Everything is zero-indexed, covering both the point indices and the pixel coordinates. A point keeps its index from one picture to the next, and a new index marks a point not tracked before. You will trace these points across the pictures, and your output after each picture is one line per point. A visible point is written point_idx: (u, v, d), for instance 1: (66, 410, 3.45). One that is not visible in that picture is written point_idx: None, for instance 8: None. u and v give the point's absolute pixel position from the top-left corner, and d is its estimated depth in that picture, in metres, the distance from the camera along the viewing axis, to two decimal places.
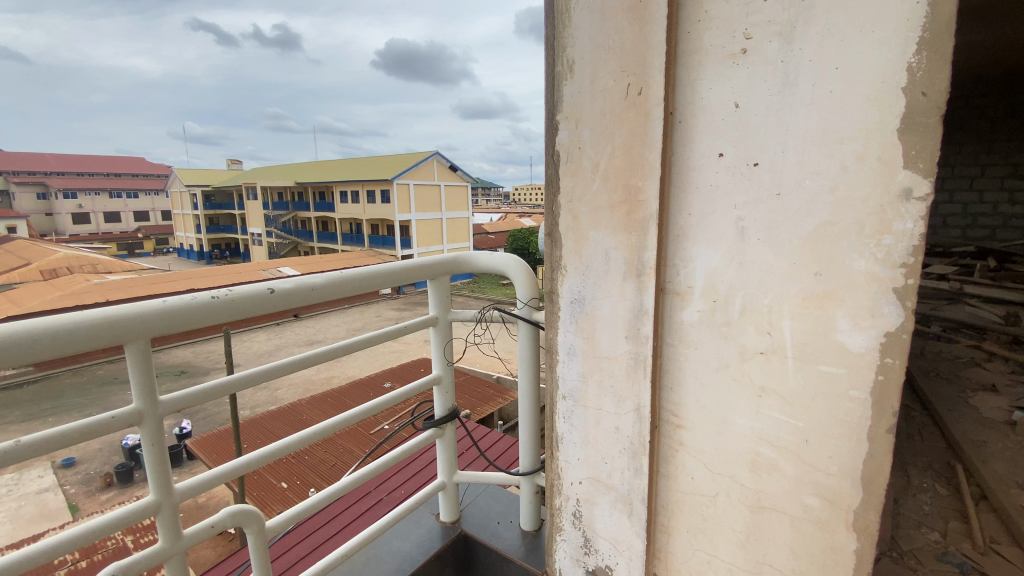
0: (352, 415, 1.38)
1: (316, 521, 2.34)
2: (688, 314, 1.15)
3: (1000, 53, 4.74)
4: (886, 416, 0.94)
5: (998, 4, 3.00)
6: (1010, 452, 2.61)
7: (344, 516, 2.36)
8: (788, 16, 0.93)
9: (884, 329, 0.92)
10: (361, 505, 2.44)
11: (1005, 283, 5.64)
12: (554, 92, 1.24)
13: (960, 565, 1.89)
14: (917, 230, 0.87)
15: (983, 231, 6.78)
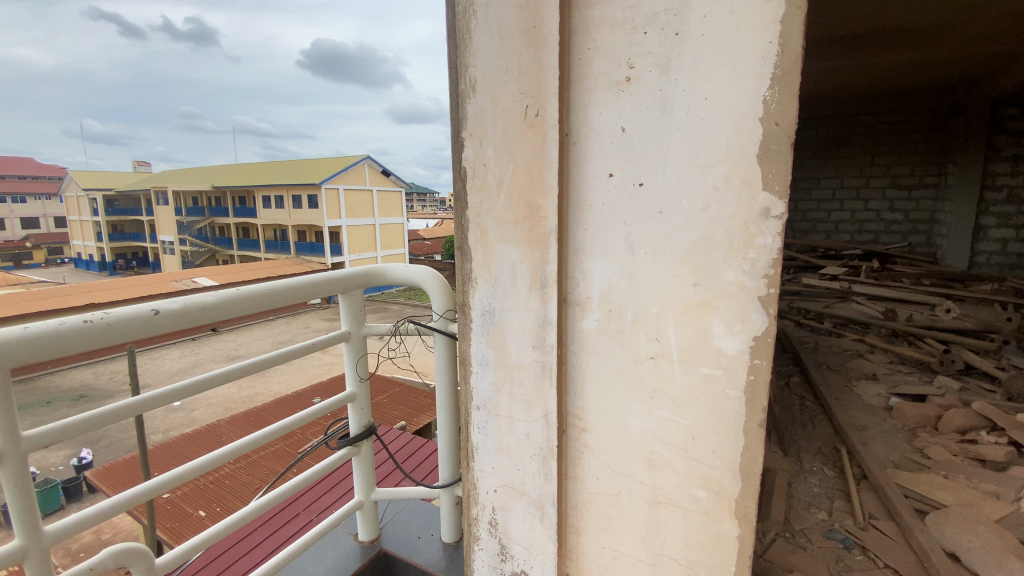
0: (253, 438, 1.31)
1: (237, 549, 2.15)
2: (588, 323, 1.21)
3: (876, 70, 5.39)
4: (757, 411, 1.04)
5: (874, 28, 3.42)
6: (885, 435, 2.95)
7: (270, 542, 2.20)
8: (664, 49, 1.01)
9: (751, 333, 1.02)
10: (288, 528, 2.31)
11: (886, 283, 6.38)
12: (458, 109, 1.27)
13: (843, 541, 2.08)
14: (774, 246, 0.98)
15: (868, 235, 7.90)
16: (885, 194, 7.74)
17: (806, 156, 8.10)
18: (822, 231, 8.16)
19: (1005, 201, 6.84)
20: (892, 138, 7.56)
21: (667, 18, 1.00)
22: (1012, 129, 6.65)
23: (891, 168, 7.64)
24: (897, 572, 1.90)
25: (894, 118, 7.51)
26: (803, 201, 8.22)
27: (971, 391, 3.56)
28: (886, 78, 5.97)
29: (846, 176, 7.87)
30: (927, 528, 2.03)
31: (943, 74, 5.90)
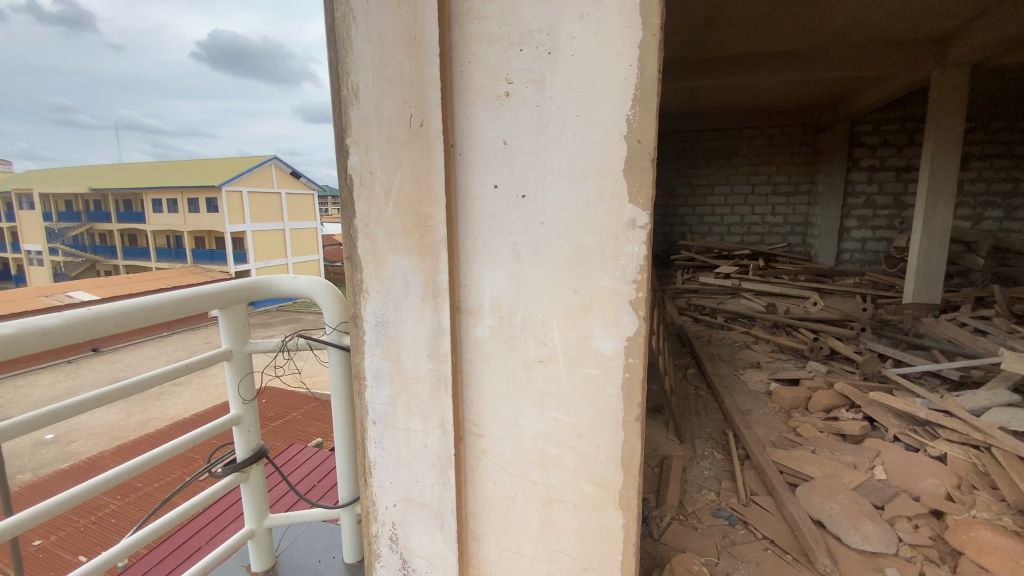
0: (99, 482, 1.12)
1: None
2: (480, 330, 1.23)
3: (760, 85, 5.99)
4: (633, 406, 1.12)
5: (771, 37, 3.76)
6: (767, 418, 3.27)
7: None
8: (538, 66, 1.05)
9: (625, 334, 1.09)
10: (186, 567, 2.06)
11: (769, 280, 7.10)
12: (341, 116, 1.23)
13: (729, 518, 2.23)
14: (641, 253, 1.06)
15: (755, 236, 8.78)
16: (768, 200, 8.64)
17: (701, 165, 8.89)
18: (717, 233, 8.99)
19: (863, 206, 7.90)
20: (771, 150, 8.49)
21: (540, 37, 1.04)
22: (866, 142, 7.69)
23: (772, 177, 8.57)
24: (774, 543, 2.04)
25: (772, 133, 8.45)
26: (699, 207, 9.01)
27: (835, 373, 4.04)
28: (766, 90, 6.63)
29: (735, 183, 8.73)
30: (797, 500, 2.20)
31: (811, 91, 6.67)
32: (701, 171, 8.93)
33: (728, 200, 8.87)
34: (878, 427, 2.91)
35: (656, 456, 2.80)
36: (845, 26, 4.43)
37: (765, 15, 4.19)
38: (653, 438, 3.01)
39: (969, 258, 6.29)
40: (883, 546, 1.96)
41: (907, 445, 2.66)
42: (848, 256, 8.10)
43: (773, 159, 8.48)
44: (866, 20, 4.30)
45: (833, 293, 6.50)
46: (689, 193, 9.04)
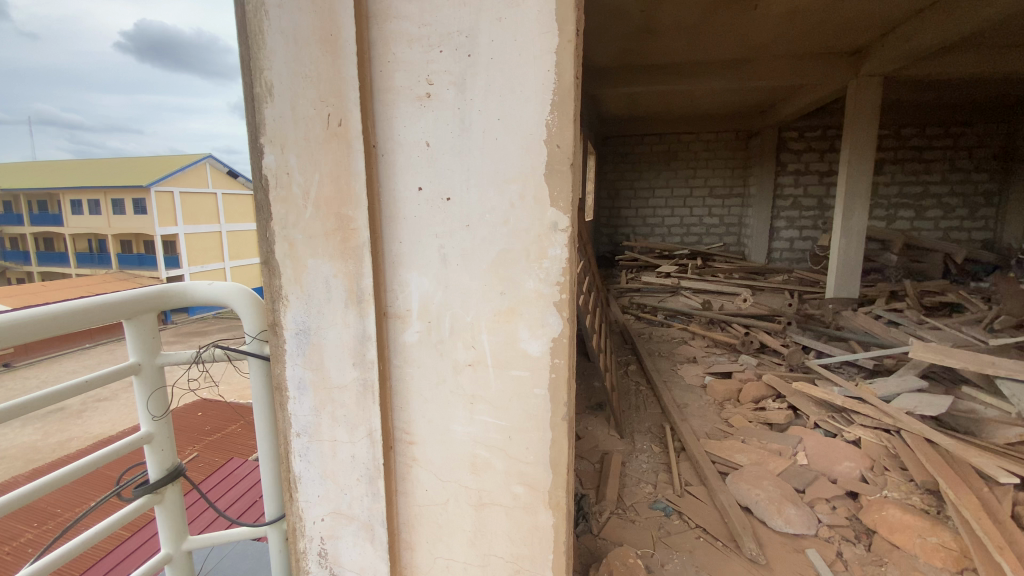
0: None
1: None
2: (408, 336, 1.20)
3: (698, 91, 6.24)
4: (560, 406, 1.13)
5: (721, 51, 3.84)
6: (702, 410, 3.41)
7: None
8: (458, 68, 1.04)
9: (551, 335, 1.10)
10: None
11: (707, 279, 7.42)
12: (255, 114, 1.17)
13: (664, 509, 2.28)
14: (564, 255, 1.07)
15: (694, 237, 9.18)
16: (705, 202, 9.05)
17: (643, 168, 9.19)
18: (659, 234, 9.32)
19: (791, 207, 8.42)
20: (707, 155, 8.90)
21: (460, 39, 1.03)
22: (793, 148, 8.22)
23: (709, 180, 8.97)
24: (706, 530, 2.11)
25: (708, 139, 8.87)
26: (643, 208, 9.31)
27: (766, 365, 4.26)
28: (702, 97, 6.93)
29: (675, 186, 9.10)
30: (727, 488, 2.28)
31: (743, 98, 7.03)
32: (644, 174, 9.23)
33: (668, 202, 9.22)
34: (801, 415, 3.07)
35: (597, 452, 2.85)
36: (770, 38, 4.71)
37: (697, 26, 4.39)
38: (594, 435, 3.06)
39: (884, 256, 6.86)
40: (804, 528, 2.02)
41: (827, 431, 2.81)
42: (778, 255, 8.60)
43: (710, 163, 8.89)
44: (788, 33, 4.58)
45: (764, 290, 6.88)
46: (632, 195, 9.31)
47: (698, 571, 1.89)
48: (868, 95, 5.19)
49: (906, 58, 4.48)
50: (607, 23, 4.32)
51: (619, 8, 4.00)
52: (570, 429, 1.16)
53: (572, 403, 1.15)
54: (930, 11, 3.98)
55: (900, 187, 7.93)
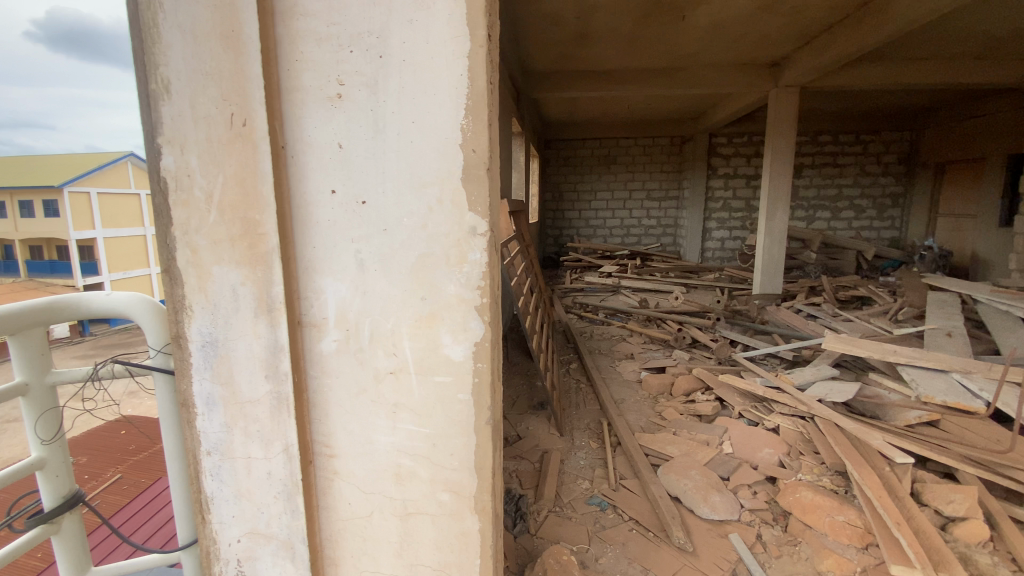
0: None
1: None
2: (325, 345, 1.16)
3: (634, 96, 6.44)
4: (483, 411, 1.12)
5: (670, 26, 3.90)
6: (637, 405, 3.53)
7: None
8: (370, 69, 1.02)
9: (472, 340, 1.10)
10: None
11: (646, 278, 7.68)
12: (148, 111, 1.09)
13: (600, 504, 2.32)
14: (483, 260, 1.07)
15: (633, 238, 9.50)
16: (644, 204, 9.38)
17: (585, 171, 9.41)
18: (601, 235, 9.56)
19: (721, 209, 8.89)
20: (644, 159, 9.24)
21: (370, 40, 1.01)
22: (723, 153, 8.70)
23: (647, 183, 9.31)
24: (638, 522, 2.17)
25: (645, 144, 9.21)
26: (585, 210, 9.52)
27: (697, 359, 4.47)
28: (638, 102, 7.17)
29: (614, 188, 9.39)
30: (659, 480, 2.36)
31: (676, 105, 7.34)
32: (586, 177, 9.44)
33: (609, 204, 9.48)
34: (726, 406, 3.25)
35: (537, 452, 2.84)
36: (698, 48, 4.94)
37: (630, 34, 4.54)
38: (535, 435, 3.05)
39: (804, 254, 7.36)
40: (728, 513, 2.13)
41: (750, 420, 3.00)
42: (711, 254, 9.06)
43: (647, 167, 9.23)
44: (713, 44, 4.82)
45: (697, 287, 7.21)
46: (574, 197, 9.51)
47: (630, 563, 1.94)
48: (787, 103, 5.54)
49: (819, 70, 4.83)
50: (543, 29, 4.39)
51: (555, 14, 4.07)
52: (494, 433, 1.16)
53: (495, 407, 1.15)
54: (836, 27, 4.32)
55: (818, 190, 8.57)
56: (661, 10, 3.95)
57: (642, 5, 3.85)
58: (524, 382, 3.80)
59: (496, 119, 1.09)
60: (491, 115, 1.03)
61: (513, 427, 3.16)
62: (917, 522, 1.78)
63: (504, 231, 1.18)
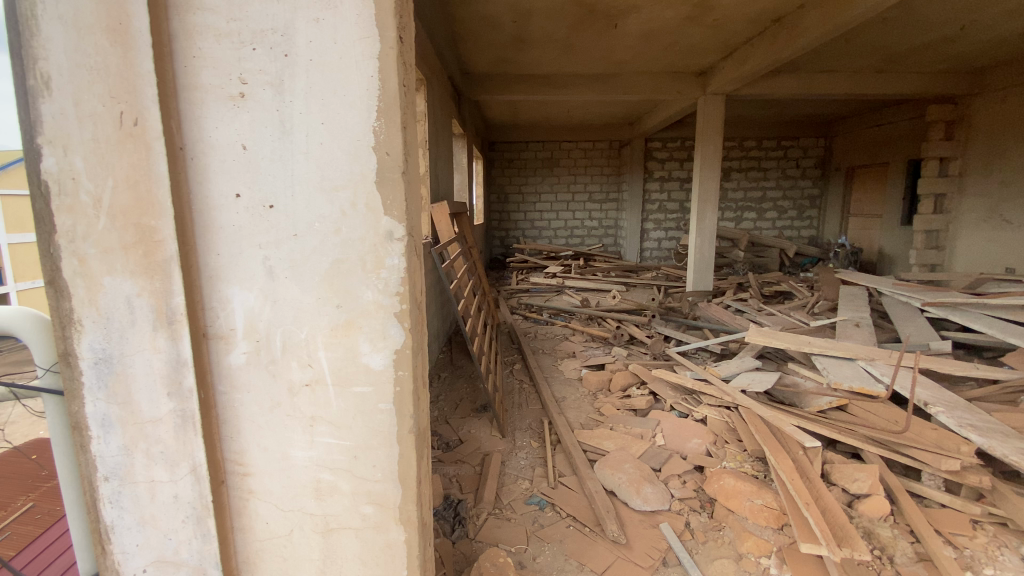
0: None
1: None
2: (235, 358, 1.10)
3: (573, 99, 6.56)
4: (405, 419, 1.10)
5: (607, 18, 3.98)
6: (578, 402, 3.59)
7: None
8: (274, 68, 0.98)
9: (393, 348, 1.08)
10: None
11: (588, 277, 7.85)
12: (22, 108, 0.98)
13: (539, 503, 2.35)
14: (400, 265, 1.05)
15: (576, 239, 9.70)
16: (586, 206, 9.60)
17: (529, 173, 9.50)
18: (546, 236, 9.69)
19: (657, 211, 9.25)
20: (585, 162, 9.45)
21: (275, 38, 0.97)
22: (658, 157, 9.07)
23: (588, 185, 9.52)
24: (575, 518, 2.22)
25: (585, 147, 9.42)
26: (530, 212, 9.61)
27: (634, 355, 4.62)
28: (577, 107, 7.33)
29: (557, 190, 9.54)
30: (595, 475, 2.42)
31: (613, 110, 7.57)
32: (529, 179, 9.53)
33: (552, 205, 9.62)
34: (660, 400, 3.38)
35: (478, 455, 2.79)
36: (631, 55, 5.11)
37: (566, 40, 4.62)
38: (477, 437, 2.99)
39: (733, 252, 7.78)
40: (659, 504, 2.21)
41: (681, 412, 3.13)
42: (649, 253, 9.40)
43: (588, 169, 9.45)
44: (645, 52, 5.00)
45: (636, 286, 7.45)
46: (519, 199, 9.57)
47: (567, 560, 1.98)
48: (715, 110, 5.83)
49: (741, 80, 5.12)
50: (481, 31, 4.39)
51: (492, 17, 4.07)
52: (419, 440, 1.14)
53: (418, 415, 1.13)
54: (755, 41, 4.60)
55: (745, 192, 9.11)
56: (594, 17, 4.05)
57: (577, 12, 3.94)
58: (467, 384, 3.76)
59: (413, 123, 1.07)
60: (406, 118, 1.02)
61: (454, 430, 3.07)
62: (825, 502, 1.90)
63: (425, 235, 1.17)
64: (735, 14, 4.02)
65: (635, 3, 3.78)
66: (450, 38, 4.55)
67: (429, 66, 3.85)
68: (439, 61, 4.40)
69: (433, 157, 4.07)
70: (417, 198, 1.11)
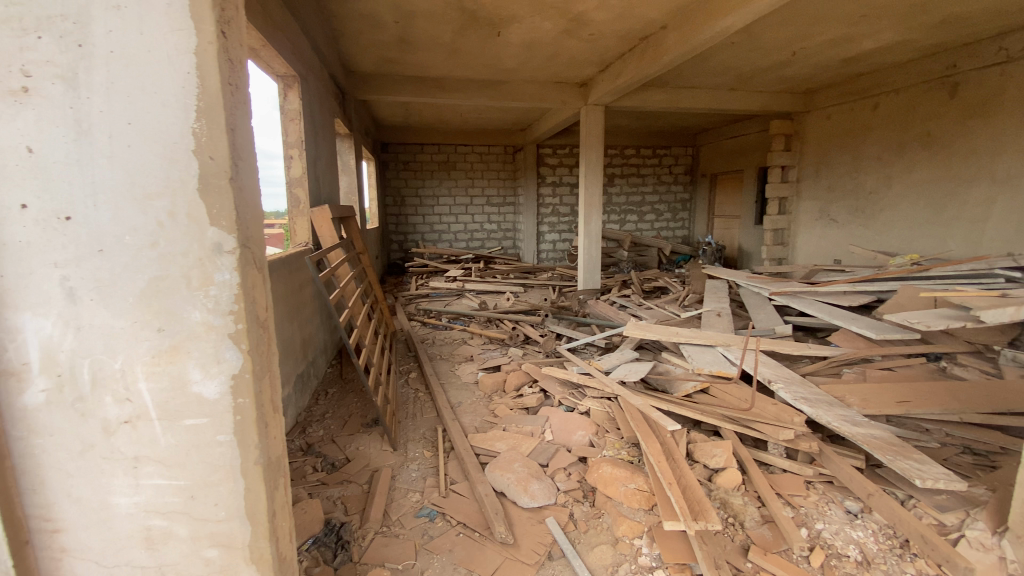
0: None
1: None
2: (30, 398, 0.99)
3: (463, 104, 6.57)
4: (249, 451, 1.08)
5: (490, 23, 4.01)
6: (472, 406, 3.53)
7: None
8: (66, 60, 0.93)
9: (229, 373, 1.05)
10: None
11: (487, 279, 7.86)
12: None
13: (430, 515, 2.30)
14: (233, 281, 1.03)
15: (477, 242, 9.76)
16: (484, 209, 9.67)
17: (425, 176, 9.33)
18: (446, 240, 9.61)
19: (551, 214, 9.60)
20: (481, 166, 9.50)
21: (66, 25, 0.93)
22: (550, 162, 9.41)
23: (485, 189, 9.60)
24: (465, 525, 2.21)
25: (481, 151, 9.47)
26: (428, 215, 9.46)
27: (529, 354, 4.72)
28: (467, 111, 7.36)
29: (455, 194, 9.49)
30: (485, 478, 2.42)
31: (503, 115, 7.72)
32: (426, 182, 9.37)
33: (451, 209, 9.55)
34: (550, 396, 3.48)
35: (366, 473, 2.64)
36: (516, 63, 5.23)
37: (450, 44, 4.61)
38: (365, 453, 2.83)
39: (619, 252, 8.32)
40: (546, 499, 2.28)
41: (568, 406, 3.25)
42: (545, 255, 9.73)
43: (485, 173, 9.51)
44: (529, 61, 5.15)
45: (533, 286, 7.60)
46: (417, 202, 9.38)
47: (455, 568, 1.97)
48: (596, 118, 6.17)
49: (617, 91, 5.47)
50: (362, 30, 4.22)
51: (372, 16, 3.94)
52: (268, 471, 1.13)
53: (266, 445, 1.12)
54: (627, 56, 4.95)
55: (627, 196, 9.79)
56: (477, 24, 4.08)
57: (459, 17, 3.94)
58: (358, 398, 3.56)
59: (244, 123, 1.07)
60: (231, 119, 1.01)
61: (341, 448, 2.88)
62: (686, 481, 2.08)
63: (267, 250, 1.15)
64: (607, 30, 4.28)
65: (514, 12, 3.86)
66: (328, 35, 4.32)
67: (304, 63, 3.62)
68: (317, 58, 4.15)
69: (312, 159, 3.83)
70: (253, 207, 1.10)
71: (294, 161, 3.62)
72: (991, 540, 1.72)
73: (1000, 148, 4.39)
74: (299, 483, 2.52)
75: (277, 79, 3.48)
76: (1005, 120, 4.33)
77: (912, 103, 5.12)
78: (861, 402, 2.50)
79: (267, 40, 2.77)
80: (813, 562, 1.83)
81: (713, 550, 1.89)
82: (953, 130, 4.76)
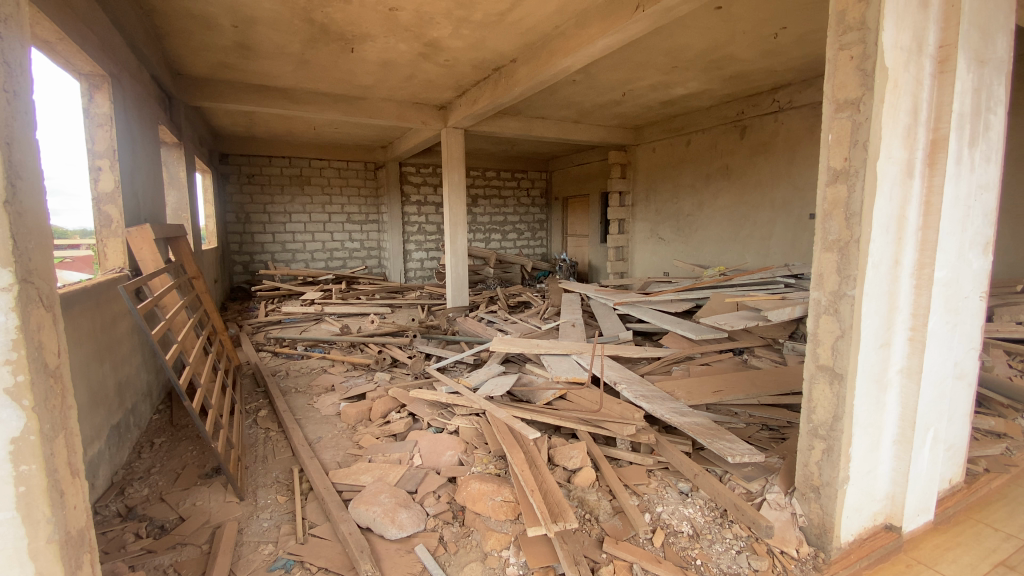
0: None
1: None
2: None
3: (315, 117, 6.21)
4: (40, 527, 0.99)
5: (339, 34, 3.87)
6: (334, 440, 3.29)
7: None
8: None
9: (9, 437, 0.95)
10: None
11: (350, 300, 7.44)
12: None
13: (285, 565, 2.10)
14: (8, 323, 0.93)
15: (338, 261, 9.22)
16: (344, 227, 9.19)
17: (274, 192, 8.61)
18: (301, 260, 8.92)
19: (417, 233, 9.51)
20: (338, 181, 9.04)
21: None
22: (412, 181, 9.33)
23: (345, 207, 9.16)
24: (327, 570, 2.06)
25: (338, 166, 9.02)
26: (278, 232, 8.71)
27: (396, 378, 4.56)
28: (322, 125, 7.00)
29: (310, 210, 8.89)
30: (348, 516, 2.30)
31: (359, 132, 7.49)
32: (275, 198, 8.63)
33: (307, 227, 8.91)
34: (418, 419, 3.42)
35: (206, 531, 2.32)
36: (371, 82, 5.15)
37: (300, 56, 4.37)
38: (204, 509, 2.48)
39: (484, 269, 8.55)
40: (414, 527, 2.23)
41: (437, 427, 3.24)
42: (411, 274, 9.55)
43: (343, 189, 9.07)
44: (384, 81, 5.11)
45: (401, 306, 7.38)
46: (265, 219, 8.59)
47: None
48: (455, 141, 6.30)
49: (473, 116, 5.68)
50: (194, 31, 3.81)
51: (205, 17, 3.58)
52: (67, 548, 1.04)
53: (61, 517, 1.03)
54: (482, 84, 5.18)
55: (490, 216, 10.11)
56: (328, 37, 3.94)
57: (307, 28, 3.76)
58: (193, 445, 3.11)
59: (24, 137, 0.98)
60: (5, 132, 0.93)
61: (173, 507, 2.49)
62: (548, 488, 2.21)
63: (56, 285, 1.05)
64: (461, 58, 4.44)
65: (367, 31, 3.82)
66: (149, 31, 3.80)
67: (117, 62, 3.13)
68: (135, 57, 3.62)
69: (127, 171, 3.29)
70: (37, 237, 1.01)
71: (104, 173, 3.08)
72: (784, 500, 2.11)
73: (777, 179, 5.48)
74: (116, 556, 2.12)
75: (79, 78, 2.96)
76: (779, 157, 5.43)
77: (715, 141, 6.16)
78: (687, 394, 2.90)
79: (66, 34, 2.35)
80: (655, 543, 2.07)
81: (573, 547, 2.02)
82: (744, 164, 5.82)
